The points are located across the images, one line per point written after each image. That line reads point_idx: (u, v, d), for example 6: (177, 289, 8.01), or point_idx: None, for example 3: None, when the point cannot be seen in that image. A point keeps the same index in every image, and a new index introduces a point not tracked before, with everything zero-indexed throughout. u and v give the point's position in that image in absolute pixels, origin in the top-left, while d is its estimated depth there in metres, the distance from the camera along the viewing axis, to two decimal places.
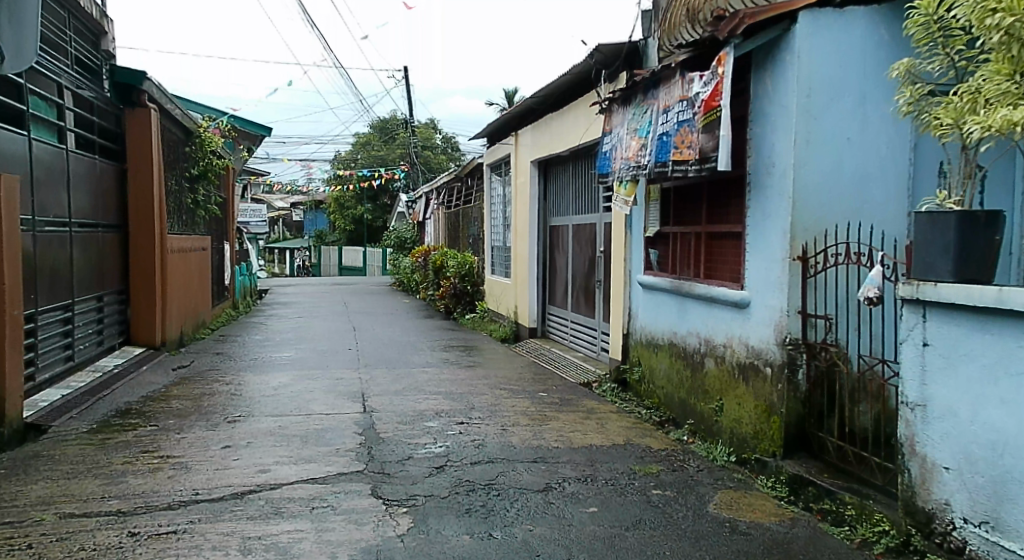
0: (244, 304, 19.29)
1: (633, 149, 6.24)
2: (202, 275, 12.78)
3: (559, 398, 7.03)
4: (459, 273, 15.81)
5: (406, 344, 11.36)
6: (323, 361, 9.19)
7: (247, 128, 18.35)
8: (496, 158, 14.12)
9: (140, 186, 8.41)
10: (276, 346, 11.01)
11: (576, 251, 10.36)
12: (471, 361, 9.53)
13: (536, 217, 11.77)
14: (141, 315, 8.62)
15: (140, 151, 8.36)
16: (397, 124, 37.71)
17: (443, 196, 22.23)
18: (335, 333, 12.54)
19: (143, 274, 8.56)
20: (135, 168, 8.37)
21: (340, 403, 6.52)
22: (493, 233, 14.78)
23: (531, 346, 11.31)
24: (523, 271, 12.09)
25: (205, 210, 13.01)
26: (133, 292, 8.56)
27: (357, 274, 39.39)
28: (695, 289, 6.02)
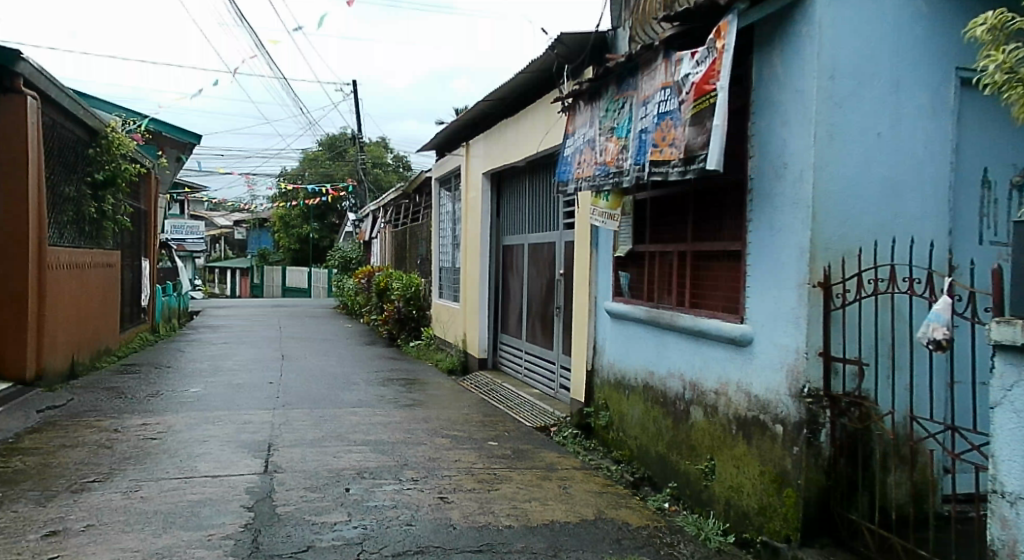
0: (168, 328, 17.85)
1: (610, 152, 5.18)
2: (100, 298, 11.81)
3: (512, 450, 5.86)
4: (403, 296, 14.49)
5: (338, 376, 10.14)
6: (237, 399, 7.95)
7: (175, 135, 17.24)
8: (445, 171, 13.02)
9: (10, 200, 7.97)
10: (188, 378, 9.71)
11: (532, 273, 9.25)
12: (409, 399, 8.37)
13: (489, 237, 10.65)
14: (7, 345, 8.08)
15: (10, 155, 7.92)
16: (346, 140, 36.50)
17: (390, 214, 21.08)
18: (261, 363, 11.27)
19: (14, 300, 8.06)
20: (4, 176, 7.95)
21: (238, 458, 5.32)
22: (441, 254, 13.64)
23: (480, 380, 10.13)
24: (473, 296, 10.94)
25: (109, 220, 12.06)
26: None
27: (302, 295, 37.90)
28: (678, 321, 4.92)
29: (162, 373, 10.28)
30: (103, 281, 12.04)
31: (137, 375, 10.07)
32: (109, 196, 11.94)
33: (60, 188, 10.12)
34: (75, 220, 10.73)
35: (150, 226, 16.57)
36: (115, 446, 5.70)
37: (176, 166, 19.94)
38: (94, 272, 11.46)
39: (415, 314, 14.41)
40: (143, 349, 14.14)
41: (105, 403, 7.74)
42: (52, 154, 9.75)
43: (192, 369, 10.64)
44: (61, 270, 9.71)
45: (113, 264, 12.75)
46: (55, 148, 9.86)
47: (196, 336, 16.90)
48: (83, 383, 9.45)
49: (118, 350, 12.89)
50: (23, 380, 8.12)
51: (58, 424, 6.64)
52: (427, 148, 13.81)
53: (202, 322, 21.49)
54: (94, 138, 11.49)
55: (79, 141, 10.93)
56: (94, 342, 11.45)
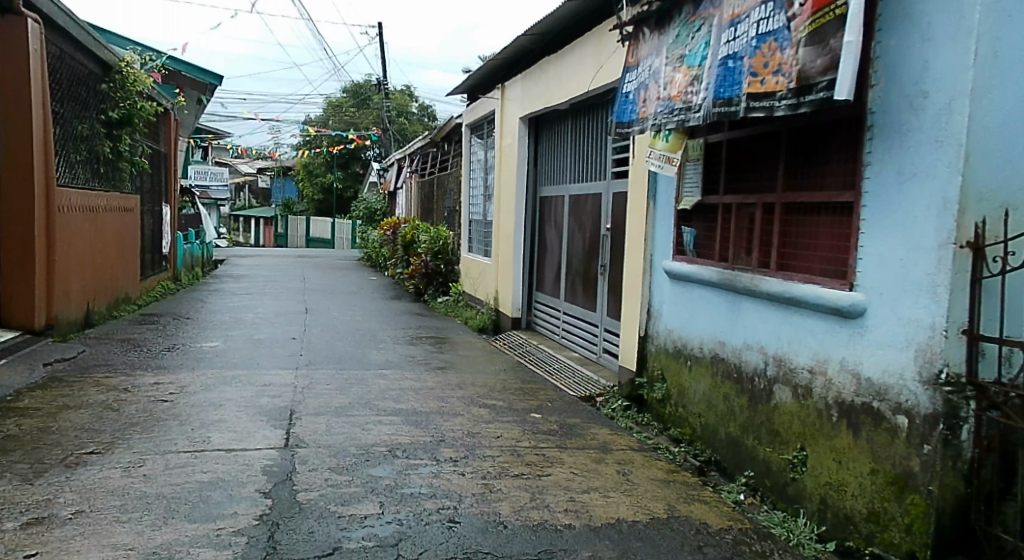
0: (190, 276, 17.42)
1: (677, 84, 4.49)
2: (117, 243, 11.26)
3: (558, 424, 5.27)
4: (431, 248, 13.87)
5: (364, 333, 9.59)
6: (257, 357, 7.42)
7: (196, 75, 16.60)
8: (477, 117, 12.30)
9: (15, 138, 7.44)
10: (207, 331, 9.21)
11: (573, 228, 8.55)
12: (440, 360, 7.80)
13: (525, 187, 9.94)
14: (13, 293, 7.59)
15: (12, 88, 7.39)
16: (371, 88, 35.64)
17: (417, 163, 20.38)
18: (284, 316, 10.76)
19: (20, 245, 7.57)
20: (7, 113, 7.41)
21: (255, 428, 4.78)
22: (471, 205, 12.98)
23: (514, 340, 9.53)
24: (506, 250, 10.28)
25: (124, 160, 11.49)
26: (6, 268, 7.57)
27: (326, 246, 37.49)
28: (759, 285, 4.24)
29: (180, 324, 9.80)
30: (120, 227, 11.49)
31: (154, 327, 9.59)
32: (125, 136, 11.38)
33: (70, 123, 9.57)
34: (88, 160, 10.18)
35: (171, 170, 16.03)
36: (122, 411, 5.18)
37: (198, 108, 19.32)
38: (110, 217, 10.90)
39: (443, 268, 13.81)
40: (163, 298, 13.67)
41: (116, 356, 7.24)
42: (59, 86, 9.16)
43: (211, 321, 10.14)
44: (70, 214, 9.13)
45: (131, 210, 12.20)
46: (63, 80, 9.29)
47: (217, 285, 16.44)
48: (97, 333, 8.98)
49: (138, 300, 12.41)
50: (31, 330, 7.63)
51: (64, 380, 6.14)
52: (457, 92, 13.06)
53: (224, 270, 21.08)
54: (107, 72, 10.93)
55: (92, 75, 10.35)
56: (112, 291, 10.95)
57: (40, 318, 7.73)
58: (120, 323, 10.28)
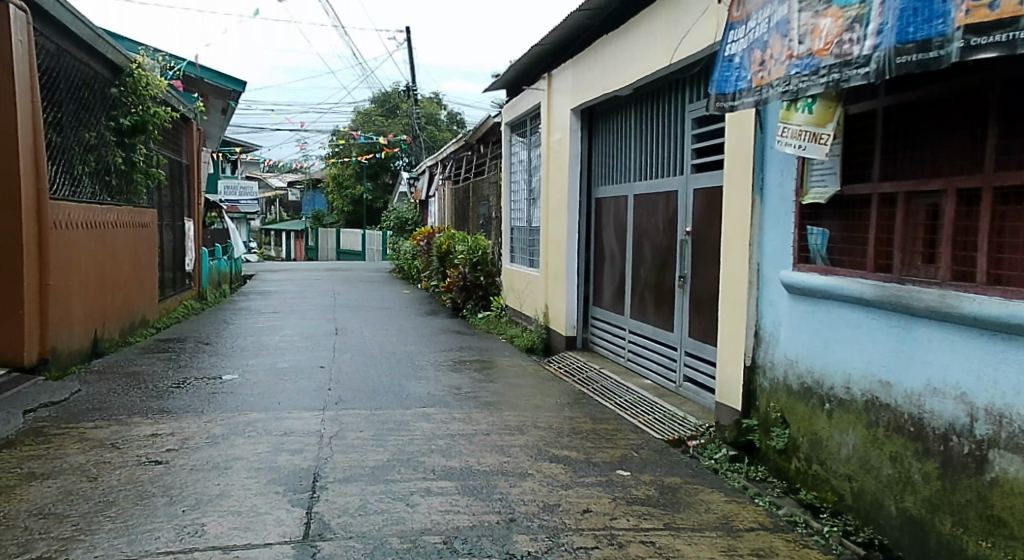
0: (216, 294, 16.54)
1: (823, 35, 3.52)
2: (132, 262, 10.30)
3: (656, 488, 4.12)
4: (469, 260, 12.79)
5: (403, 359, 8.50)
6: (279, 394, 6.35)
7: (217, 82, 15.72)
8: (517, 113, 11.21)
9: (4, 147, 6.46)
10: (226, 359, 8.18)
11: (640, 232, 7.37)
12: (493, 394, 6.67)
13: (578, 188, 8.78)
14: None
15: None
16: (399, 95, 34.77)
17: (450, 169, 19.37)
18: (313, 340, 9.73)
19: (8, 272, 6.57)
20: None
21: (270, 509, 3.71)
22: (513, 211, 11.83)
23: (571, 363, 8.34)
24: (558, 260, 9.11)
25: (139, 171, 10.51)
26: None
27: (357, 258, 36.64)
28: (958, 305, 3.04)
29: (198, 352, 8.80)
30: (135, 244, 10.53)
31: (169, 355, 8.60)
32: (139, 146, 10.43)
33: (73, 130, 8.58)
34: (97, 171, 9.20)
35: (193, 183, 15.13)
36: (105, 481, 4.13)
37: (223, 118, 18.47)
38: (122, 234, 9.94)
39: (482, 281, 12.68)
40: (184, 319, 12.74)
41: (118, 396, 6.22)
42: (58, 89, 8.17)
43: (232, 347, 9.13)
44: (72, 232, 8.15)
45: (149, 226, 11.29)
46: (62, 84, 8.30)
47: (244, 303, 15.52)
48: (106, 364, 8.00)
49: (159, 323, 11.49)
50: (22, 368, 6.61)
51: (49, 432, 5.13)
52: (494, 88, 11.98)
53: (254, 287, 20.24)
54: (118, 77, 9.98)
55: (99, 78, 9.40)
56: (126, 314, 10.00)
57: (32, 354, 6.72)
58: (134, 350, 9.31)
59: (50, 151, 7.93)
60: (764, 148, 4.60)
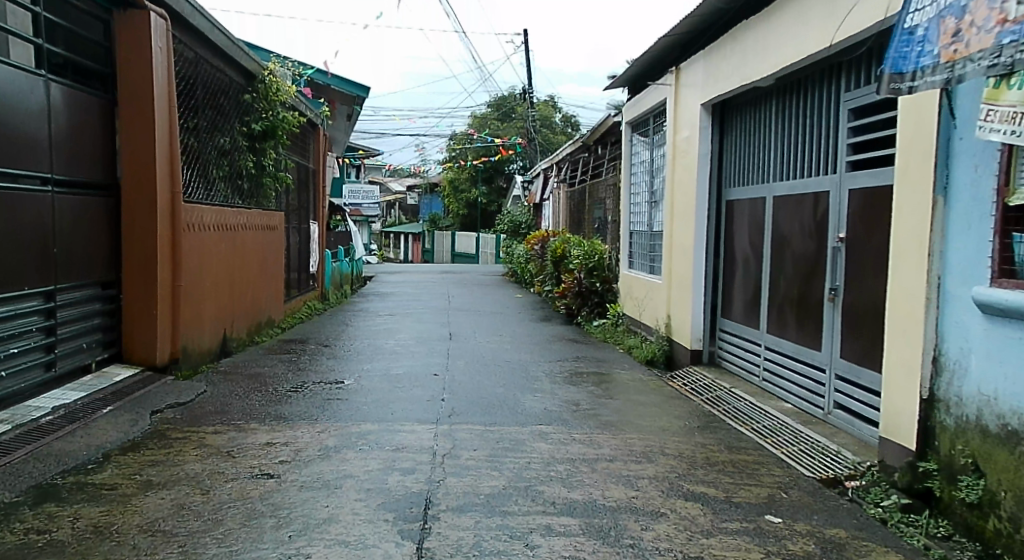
0: (334, 294, 16.64)
1: None
2: (260, 262, 10.13)
3: (818, 549, 3.50)
4: (585, 265, 12.25)
5: (521, 369, 8.02)
6: (392, 404, 5.97)
7: (342, 87, 15.72)
8: (640, 111, 10.58)
9: (137, 142, 6.15)
10: (340, 363, 7.93)
11: (779, 237, 6.65)
12: (622, 413, 6.08)
13: (707, 189, 8.09)
14: (132, 325, 6.25)
15: (135, 90, 6.13)
16: (515, 99, 34.55)
17: (566, 172, 18.87)
18: (427, 345, 9.40)
19: (142, 268, 6.23)
20: (129, 118, 6.14)
21: (378, 541, 3.31)
22: (633, 214, 11.20)
23: (695, 379, 7.68)
24: (683, 266, 8.45)
25: (267, 176, 10.47)
26: (127, 298, 6.24)
27: (470, 261, 36.68)
28: None
29: (314, 353, 8.61)
30: (264, 244, 10.36)
31: (294, 356, 8.38)
32: (269, 150, 10.35)
33: (208, 136, 8.53)
34: (229, 176, 9.15)
35: (318, 185, 15.12)
36: (217, 496, 3.71)
37: (346, 123, 18.61)
38: (253, 233, 9.77)
39: (599, 287, 12.05)
40: (309, 319, 12.64)
41: (234, 398, 5.98)
42: (196, 97, 8.10)
43: (347, 350, 8.90)
44: (211, 232, 7.93)
45: (277, 227, 11.17)
46: (199, 90, 8.23)
47: (361, 304, 15.52)
48: (236, 364, 7.74)
49: (283, 322, 11.42)
50: (155, 368, 6.28)
51: (172, 434, 4.69)
52: (616, 85, 11.39)
53: (371, 288, 20.37)
54: (250, 82, 9.89)
55: (234, 83, 9.36)
56: (256, 314, 9.87)
57: (165, 355, 6.39)
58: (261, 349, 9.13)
59: (186, 156, 7.86)
60: (952, 138, 3.89)
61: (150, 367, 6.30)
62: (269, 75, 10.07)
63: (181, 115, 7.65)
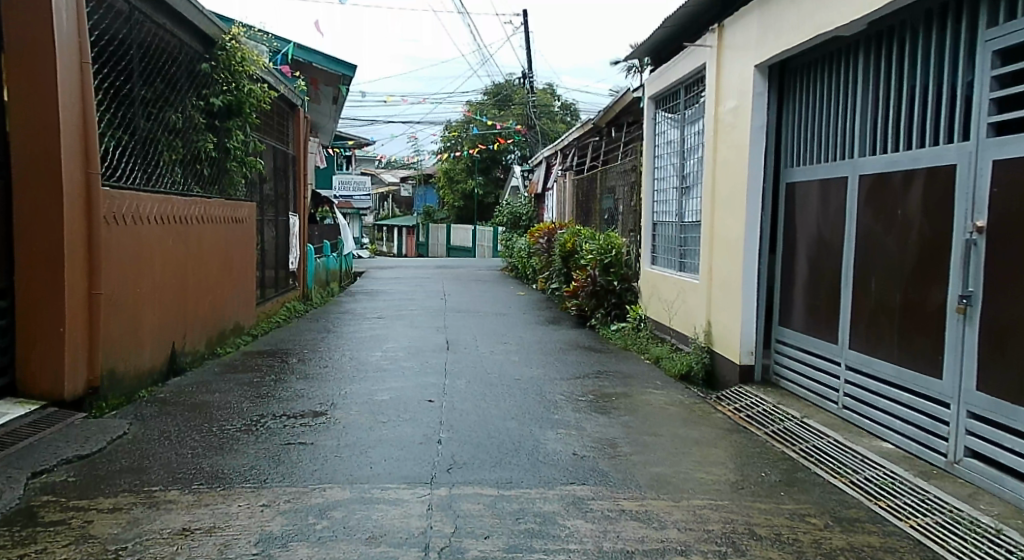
0: (319, 292, 15.17)
1: None
2: (223, 260, 8.61)
3: None
4: (601, 260, 10.82)
5: (536, 391, 6.56)
6: (373, 452, 4.52)
7: (325, 65, 14.17)
8: (668, 83, 9.13)
9: (32, 111, 4.69)
10: (312, 383, 6.46)
11: (874, 227, 5.22)
12: (675, 461, 4.63)
13: (763, 169, 6.63)
14: (32, 347, 4.80)
15: (29, 43, 4.66)
16: (513, 86, 33.01)
17: (573, 159, 17.43)
18: (420, 358, 7.93)
19: (46, 273, 4.78)
20: (19, 80, 4.68)
21: None
22: (659, 203, 9.76)
23: (750, 403, 6.17)
24: (728, 264, 7.01)
25: (234, 160, 9.01)
26: (23, 314, 4.79)
27: (467, 255, 35.23)
28: None
29: (286, 369, 7.15)
30: (228, 240, 8.83)
31: (260, 373, 6.90)
32: (235, 130, 8.86)
33: (155, 110, 7.07)
34: (184, 160, 7.68)
35: (298, 173, 13.63)
36: None
37: (332, 108, 17.10)
38: (214, 227, 8.25)
39: (616, 286, 10.62)
40: (286, 324, 11.17)
41: (162, 441, 4.51)
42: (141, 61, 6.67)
43: (324, 365, 7.43)
44: (158, 224, 6.44)
45: (246, 221, 9.67)
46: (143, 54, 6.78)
47: (349, 305, 14.07)
48: (184, 385, 6.25)
49: (255, 330, 9.93)
50: (61, 403, 4.83)
51: (43, 516, 3.30)
52: (637, 55, 9.93)
53: (362, 285, 18.91)
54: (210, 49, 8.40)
55: (190, 50, 7.88)
56: (217, 322, 8.40)
57: (79, 385, 4.92)
58: (222, 364, 7.64)
59: (135, 135, 6.41)
60: None
61: (57, 402, 4.85)
62: (236, 42, 8.59)
63: (116, 82, 6.18)
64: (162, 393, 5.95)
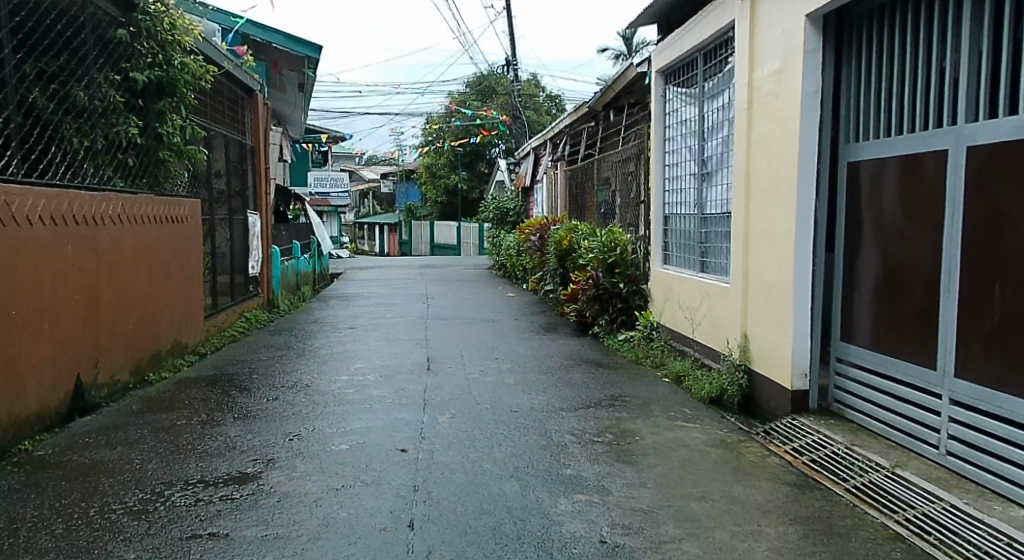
0: (289, 298, 13.74)
1: None
2: (155, 268, 7.22)
3: None
4: (603, 260, 9.49)
5: (537, 428, 5.21)
6: (312, 548, 3.18)
7: (287, 46, 12.73)
8: (682, 51, 7.78)
9: None
10: (252, 425, 5.07)
11: (999, 214, 3.91)
12: (741, 550, 3.31)
13: (818, 145, 5.27)
14: None
15: None
16: (497, 76, 31.59)
17: (564, 149, 16.07)
18: (393, 383, 6.56)
19: None
20: None
21: None
22: (673, 193, 8.42)
23: (814, 442, 4.85)
24: (772, 263, 5.67)
25: (167, 147, 7.60)
26: None
27: (451, 254, 33.86)
28: None
29: (224, 403, 5.77)
30: (162, 243, 7.43)
31: (190, 409, 5.53)
32: (167, 113, 7.48)
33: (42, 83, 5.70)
34: (94, 149, 6.28)
35: (257, 167, 12.21)
36: None
37: (299, 95, 15.64)
38: (140, 229, 6.84)
39: (622, 289, 9.28)
40: (242, 339, 9.78)
41: (5, 539, 3.14)
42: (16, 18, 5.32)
43: (274, 397, 6.04)
44: (45, 228, 5.08)
45: (187, 219, 8.27)
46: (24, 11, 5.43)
47: (320, 313, 12.66)
48: (82, 432, 4.87)
49: (203, 348, 8.56)
50: None
51: None
52: (642, 23, 8.58)
53: (338, 288, 17.48)
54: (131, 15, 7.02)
55: (102, 13, 6.46)
56: (148, 343, 6.99)
57: None
58: (151, 394, 6.29)
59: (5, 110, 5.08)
60: None
61: None
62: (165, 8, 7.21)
63: None
64: (47, 446, 4.58)
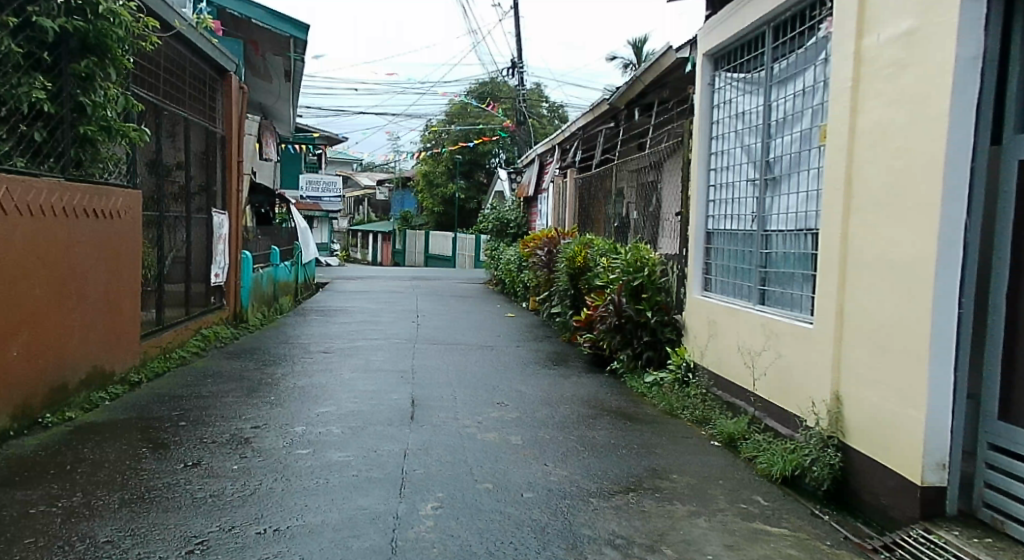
0: (262, 311, 12.09)
1: None
2: (63, 276, 5.63)
3: None
4: (628, 283, 7.90)
5: (560, 533, 3.63)
6: None
7: (267, 23, 11.14)
8: (743, 27, 6.21)
9: None
10: (143, 521, 3.48)
11: None
12: None
13: (975, 138, 3.70)
14: None
15: None
16: (500, 80, 30.07)
17: (575, 155, 14.51)
18: (362, 442, 4.96)
19: None
20: None
21: None
22: (720, 204, 6.83)
23: None
24: (891, 304, 4.08)
25: (94, 122, 6.03)
26: None
27: (447, 265, 32.34)
28: None
29: (122, 472, 4.16)
30: (76, 243, 5.84)
31: (67, 483, 3.93)
32: (89, 78, 5.91)
33: None
34: None
35: (225, 160, 10.58)
36: None
37: (284, 85, 14.07)
38: (34, 223, 5.28)
39: (650, 318, 7.64)
40: (191, 362, 8.15)
41: None
42: None
43: (195, 460, 4.43)
44: None
45: (121, 215, 6.66)
46: None
47: (294, 330, 11.05)
48: None
49: (137, 374, 6.95)
50: None
51: None
52: None
53: (320, 300, 15.89)
54: None
55: None
56: (46, 374, 5.39)
57: None
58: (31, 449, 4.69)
59: None
60: None
61: None
62: None
63: None
64: None
